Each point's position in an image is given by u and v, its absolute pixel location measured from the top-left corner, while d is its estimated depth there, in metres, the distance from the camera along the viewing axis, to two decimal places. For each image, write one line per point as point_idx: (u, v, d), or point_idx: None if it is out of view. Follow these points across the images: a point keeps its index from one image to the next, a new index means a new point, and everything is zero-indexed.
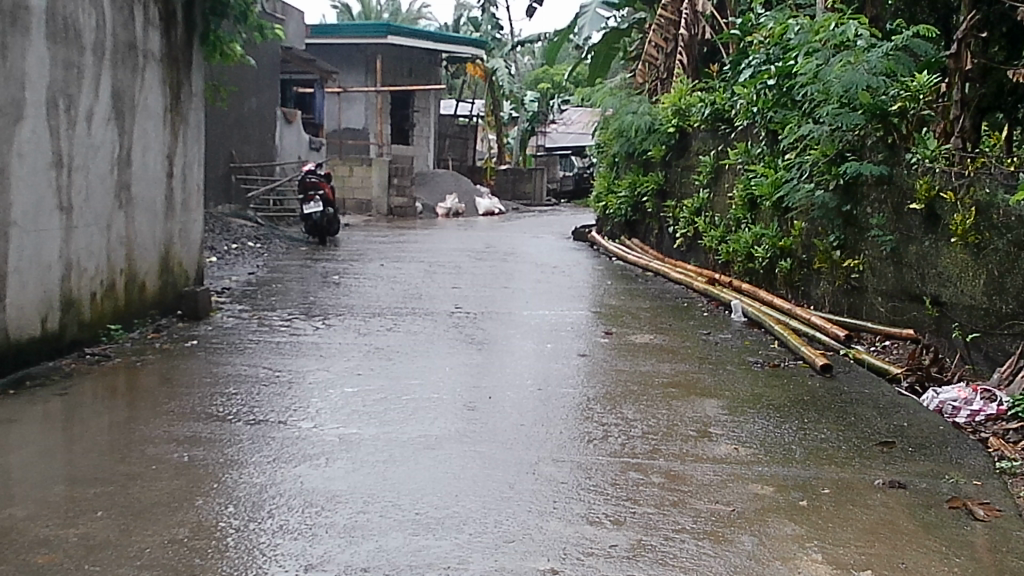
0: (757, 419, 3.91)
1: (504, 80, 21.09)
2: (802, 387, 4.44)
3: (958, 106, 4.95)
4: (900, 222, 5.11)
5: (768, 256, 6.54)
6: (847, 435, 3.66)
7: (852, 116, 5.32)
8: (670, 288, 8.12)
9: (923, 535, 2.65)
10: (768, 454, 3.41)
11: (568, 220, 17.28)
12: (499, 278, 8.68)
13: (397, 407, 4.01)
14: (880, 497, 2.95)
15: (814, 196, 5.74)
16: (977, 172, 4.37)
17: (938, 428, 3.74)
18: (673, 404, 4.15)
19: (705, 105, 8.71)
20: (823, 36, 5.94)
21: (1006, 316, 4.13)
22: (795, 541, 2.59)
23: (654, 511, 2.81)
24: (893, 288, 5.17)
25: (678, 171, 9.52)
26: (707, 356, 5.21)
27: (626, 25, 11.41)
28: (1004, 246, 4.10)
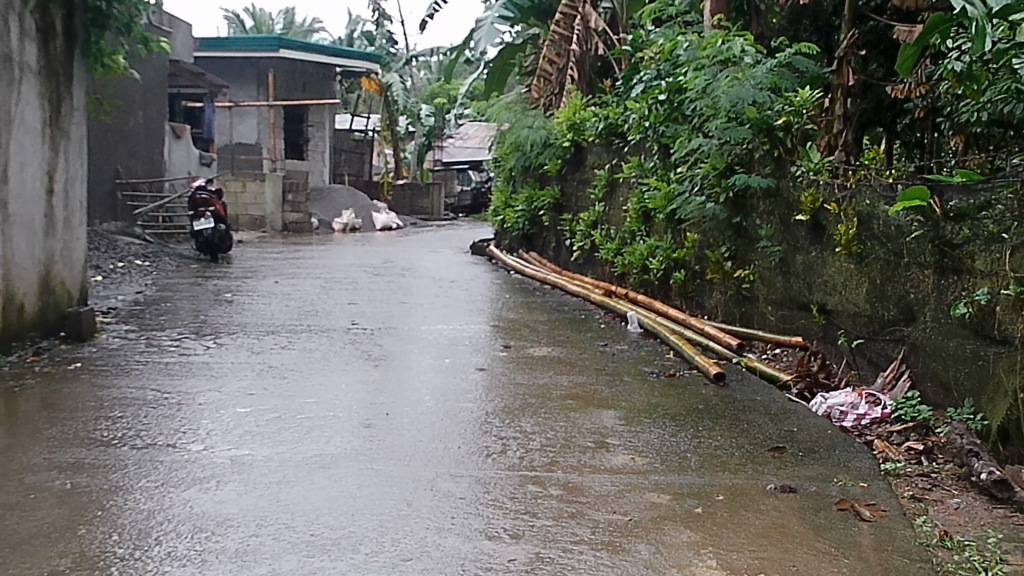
0: (654, 428, 3.93)
1: (400, 94, 20.98)
2: (697, 396, 4.49)
3: (840, 120, 5.10)
4: (788, 232, 5.23)
5: (662, 267, 6.61)
6: (740, 442, 3.71)
7: (739, 130, 5.43)
8: (568, 300, 8.15)
9: (813, 537, 2.69)
10: (663, 463, 3.43)
11: (466, 234, 17.24)
12: (397, 294, 8.60)
13: (292, 427, 3.90)
14: (773, 502, 2.99)
15: (705, 208, 5.79)
16: (858, 185, 4.48)
17: (825, 432, 3.82)
18: (571, 416, 4.14)
19: (599, 120, 8.81)
20: (711, 52, 6.03)
21: (888, 322, 4.26)
22: (690, 548, 2.60)
23: (552, 524, 2.78)
24: (782, 297, 5.29)
25: (574, 184, 9.60)
26: (603, 367, 5.24)
27: (521, 40, 11.42)
28: (885, 254, 4.23)
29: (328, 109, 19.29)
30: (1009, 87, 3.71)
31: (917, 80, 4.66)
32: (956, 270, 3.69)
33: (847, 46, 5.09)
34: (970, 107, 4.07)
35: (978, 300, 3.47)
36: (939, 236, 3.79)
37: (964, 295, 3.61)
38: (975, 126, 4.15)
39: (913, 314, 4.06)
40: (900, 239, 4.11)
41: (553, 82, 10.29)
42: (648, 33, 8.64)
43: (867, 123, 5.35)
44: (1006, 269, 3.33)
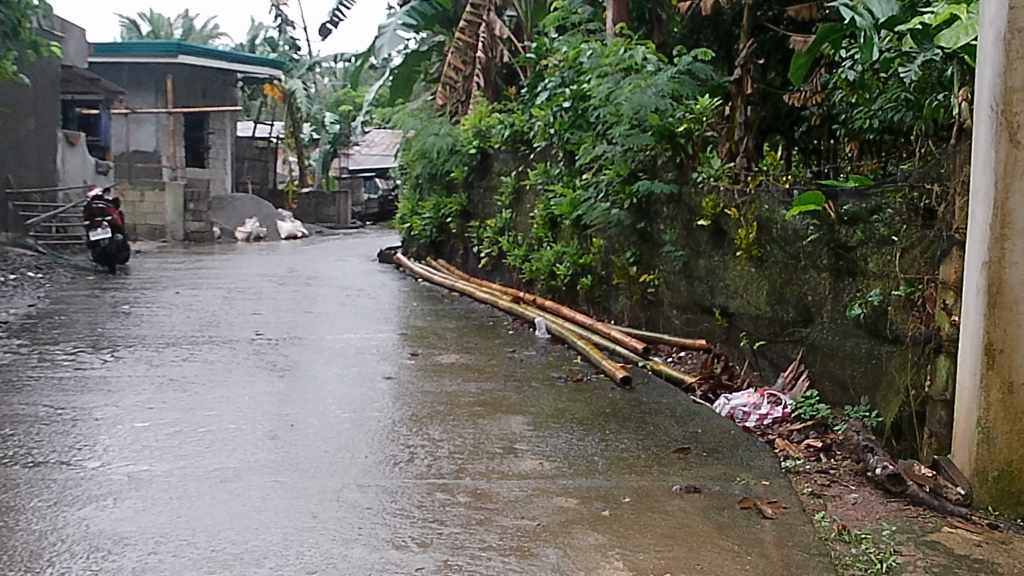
0: (562, 433, 3.95)
1: (303, 101, 20.69)
2: (604, 399, 4.54)
3: (742, 128, 5.13)
4: (690, 237, 5.31)
5: (569, 273, 6.65)
6: (646, 443, 3.75)
7: (642, 136, 5.48)
8: (476, 307, 8.14)
9: (717, 536, 2.69)
10: (571, 467, 3.44)
11: (375, 243, 17.08)
12: (303, 303, 8.48)
13: (193, 441, 3.80)
14: (678, 502, 3.01)
15: (610, 213, 5.90)
16: (757, 190, 4.59)
17: (729, 433, 3.88)
18: (479, 423, 4.13)
19: (504, 127, 8.83)
20: (613, 59, 6.06)
21: (788, 324, 4.37)
22: (598, 550, 2.60)
23: (460, 531, 2.77)
24: (686, 301, 5.37)
25: (480, 191, 9.59)
26: (511, 374, 5.24)
27: (425, 47, 11.28)
28: (784, 257, 4.36)
29: (230, 116, 18.93)
30: (897, 95, 3.80)
31: (813, 88, 4.84)
32: (850, 273, 3.83)
33: (745, 55, 5.18)
34: (862, 115, 4.19)
35: (871, 301, 3.60)
36: (833, 239, 3.91)
37: (858, 296, 3.75)
38: (866, 132, 4.27)
39: (810, 315, 4.18)
40: (798, 244, 4.23)
41: (458, 89, 10.25)
42: (552, 42, 8.70)
43: (768, 129, 5.47)
44: (897, 271, 3.45)
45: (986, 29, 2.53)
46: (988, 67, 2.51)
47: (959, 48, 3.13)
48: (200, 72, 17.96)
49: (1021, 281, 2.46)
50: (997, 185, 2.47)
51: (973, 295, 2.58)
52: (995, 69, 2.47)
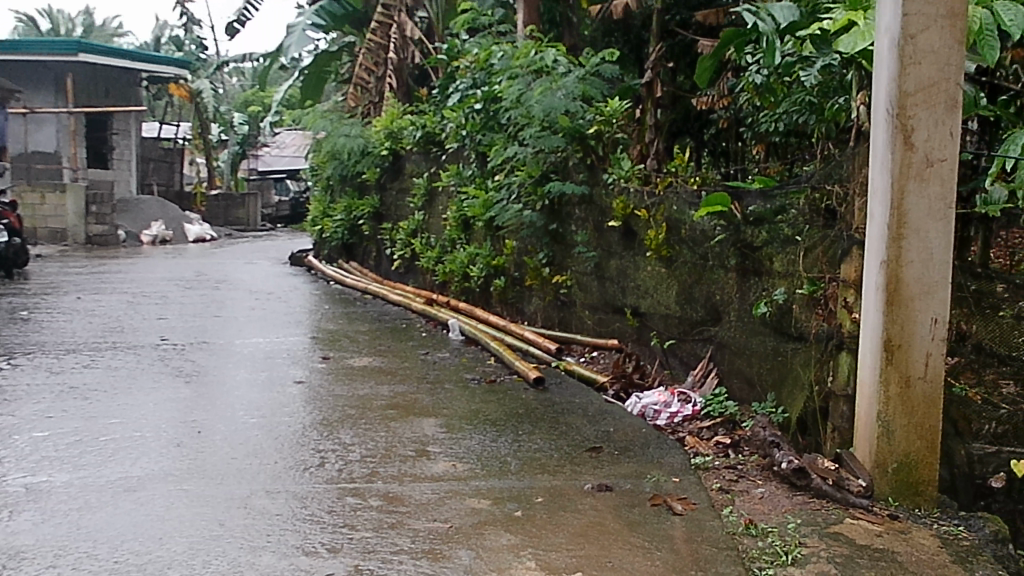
0: (474, 434, 3.94)
1: (211, 101, 20.28)
2: (516, 400, 4.55)
3: (652, 130, 5.34)
4: (602, 238, 5.36)
5: (482, 275, 6.64)
6: (558, 443, 3.77)
7: (553, 139, 5.49)
8: (389, 309, 8.08)
9: (627, 533, 2.71)
10: (483, 468, 3.44)
11: (285, 245, 16.81)
12: (211, 307, 8.30)
13: (95, 450, 3.69)
14: (590, 501, 3.03)
15: (523, 215, 5.90)
16: (666, 191, 4.66)
17: (640, 431, 3.93)
18: (391, 426, 4.10)
19: (416, 129, 8.78)
20: (524, 61, 5.98)
21: (697, 323, 4.46)
22: (510, 551, 2.59)
23: (371, 535, 2.74)
24: (598, 302, 5.42)
25: (393, 193, 9.50)
26: (424, 376, 5.21)
27: (336, 47, 11.04)
28: (692, 258, 4.45)
29: (135, 116, 18.44)
30: (801, 99, 3.92)
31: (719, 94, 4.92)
32: (756, 272, 3.92)
33: (654, 60, 5.25)
34: (766, 119, 4.31)
35: (777, 300, 3.69)
36: (739, 239, 4.00)
37: (764, 295, 3.83)
38: (773, 134, 4.39)
39: (718, 315, 4.27)
40: (707, 245, 4.31)
41: (369, 91, 10.12)
42: (463, 43, 8.64)
43: (676, 133, 5.65)
44: (800, 270, 3.55)
45: (879, 36, 2.59)
46: (882, 71, 2.56)
47: (857, 53, 3.16)
48: (103, 71, 17.44)
49: (917, 279, 2.55)
50: (893, 187, 2.53)
51: (871, 292, 2.64)
52: (890, 73, 2.52)
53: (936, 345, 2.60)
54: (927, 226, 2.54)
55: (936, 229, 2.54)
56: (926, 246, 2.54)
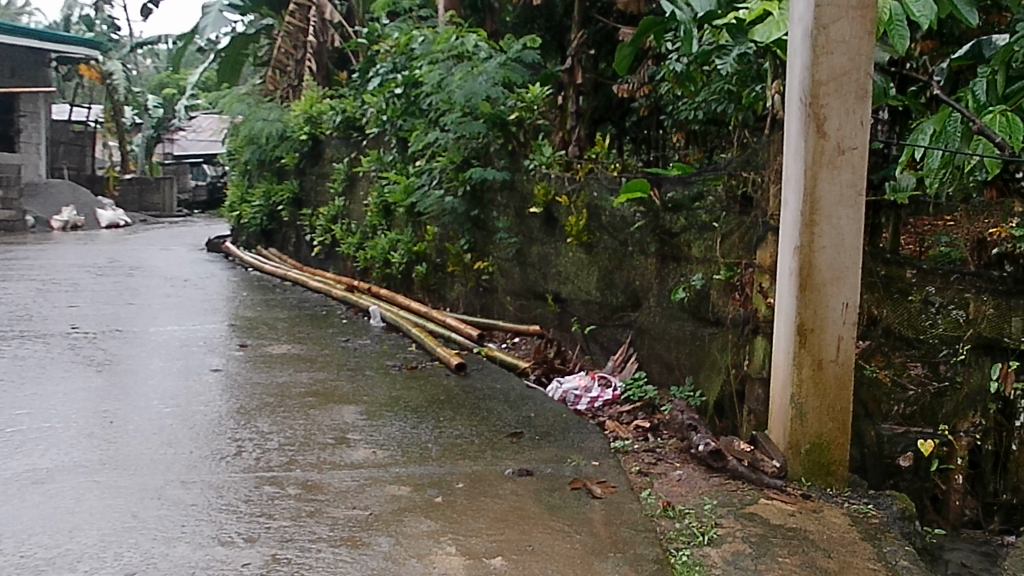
0: (395, 421, 3.91)
1: (124, 83, 19.69)
2: (438, 387, 4.51)
3: (574, 117, 5.29)
4: (523, 224, 5.35)
5: (404, 261, 6.57)
6: (480, 429, 3.76)
7: (474, 125, 5.43)
8: (309, 296, 7.96)
9: (548, 517, 2.71)
10: (404, 455, 3.41)
11: (203, 231, 16.40)
12: (125, 294, 8.09)
13: (1, 441, 3.56)
14: (511, 486, 3.02)
15: (444, 202, 5.84)
16: (586, 177, 4.68)
17: (561, 416, 3.93)
18: (311, 414, 4.03)
19: (336, 113, 8.62)
20: (445, 46, 5.83)
21: (617, 308, 4.49)
22: (430, 537, 2.57)
23: (289, 524, 2.69)
24: (520, 287, 5.41)
25: (313, 179, 9.31)
26: (345, 363, 5.14)
27: (253, 30, 10.59)
28: (612, 244, 4.49)
29: (44, 97, 17.83)
30: (721, 88, 3.94)
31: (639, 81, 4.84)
32: (675, 258, 3.96)
33: (576, 47, 5.31)
34: (687, 107, 4.31)
35: (695, 286, 3.74)
36: (658, 226, 4.05)
37: (682, 281, 3.88)
38: (692, 123, 4.40)
39: (638, 300, 4.30)
40: (627, 231, 4.34)
41: (288, 74, 9.93)
42: (383, 27, 8.51)
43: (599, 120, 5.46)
44: (716, 256, 3.59)
45: (793, 24, 2.62)
46: (796, 60, 2.59)
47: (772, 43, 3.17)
48: (9, 51, 16.82)
49: (830, 264, 2.59)
50: (806, 173, 2.57)
51: (785, 277, 2.68)
52: (804, 62, 2.56)
53: (848, 329, 2.65)
54: (839, 212, 2.58)
55: (847, 215, 2.59)
56: (838, 231, 2.59)
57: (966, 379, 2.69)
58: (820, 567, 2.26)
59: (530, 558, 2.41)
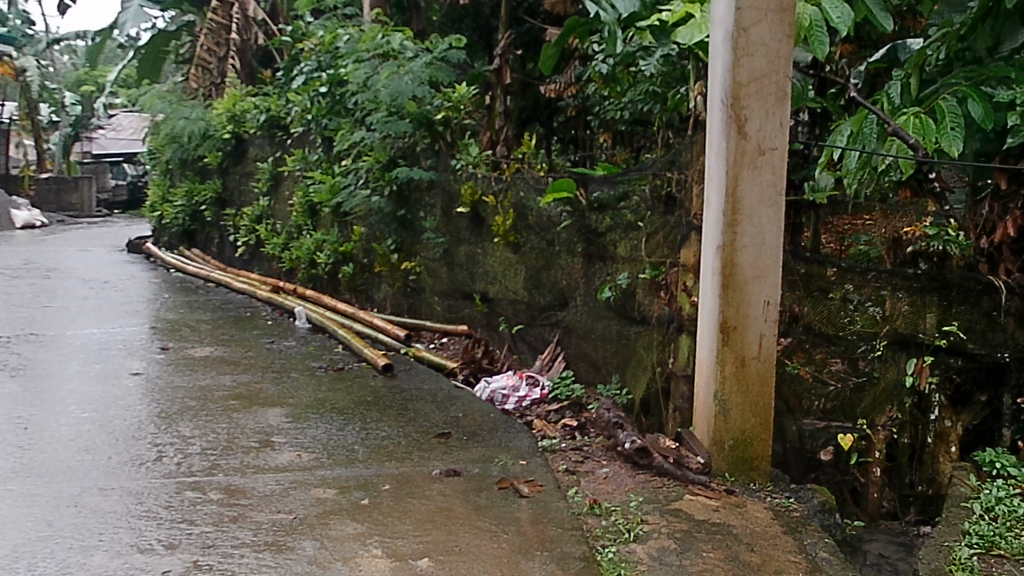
0: (321, 423, 3.85)
1: (39, 80, 19.08)
2: (365, 388, 4.46)
3: (501, 117, 5.23)
4: (450, 224, 5.32)
5: (330, 261, 6.49)
6: (407, 430, 3.72)
7: (400, 124, 5.38)
8: (233, 297, 7.81)
9: (475, 517, 2.69)
10: (330, 458, 3.36)
11: (123, 232, 15.96)
12: (41, 297, 7.85)
13: None
14: (438, 487, 2.99)
15: (371, 201, 5.74)
16: (512, 177, 4.70)
17: (489, 415, 3.90)
18: (234, 417, 3.95)
19: (259, 112, 8.46)
20: (369, 44, 5.67)
21: (544, 308, 4.51)
22: (356, 540, 2.53)
23: (211, 530, 2.62)
24: (447, 287, 5.38)
25: (237, 179, 9.14)
26: (269, 365, 5.06)
27: (174, 27, 10.34)
28: (538, 244, 4.50)
29: None
30: (647, 89, 3.91)
31: (565, 81, 4.80)
32: (601, 257, 3.99)
33: (503, 48, 5.20)
34: (613, 107, 4.34)
35: (621, 284, 3.76)
36: (584, 225, 4.07)
37: (608, 279, 3.91)
38: (618, 123, 4.42)
39: (565, 299, 4.33)
40: (553, 231, 4.35)
41: (210, 72, 9.69)
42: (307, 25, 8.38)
43: (527, 119, 5.38)
44: (642, 255, 3.63)
45: (715, 28, 2.64)
46: (717, 63, 2.62)
47: (693, 45, 3.25)
48: None
49: (751, 263, 2.62)
50: (728, 173, 2.60)
51: (708, 275, 2.71)
52: (726, 64, 2.58)
53: (769, 327, 2.69)
54: (759, 212, 2.62)
55: (768, 215, 2.62)
56: (759, 231, 2.62)
57: (883, 374, 2.75)
58: (743, 561, 2.29)
59: (455, 558, 2.39)
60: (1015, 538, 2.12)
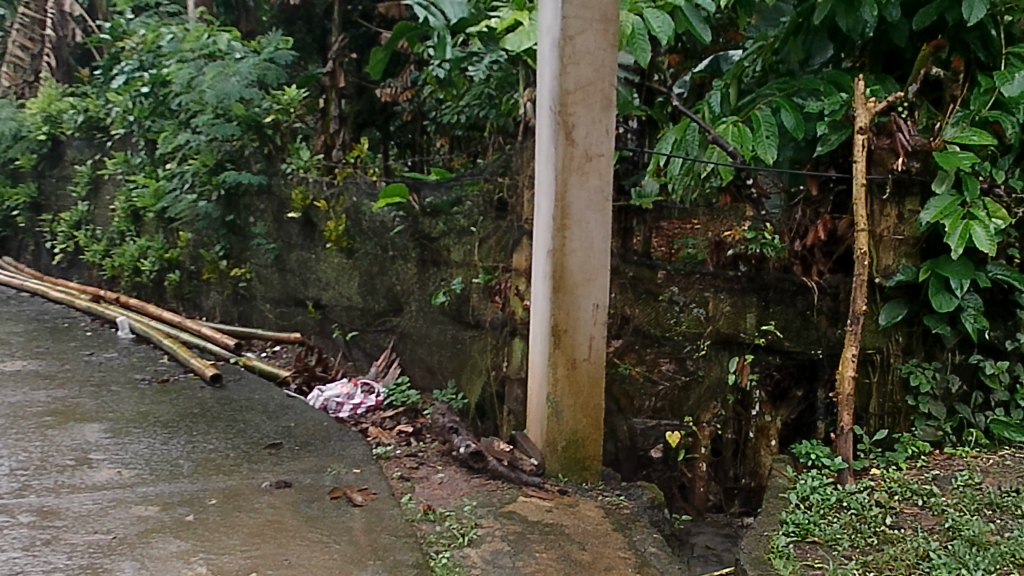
0: (144, 437, 3.58)
1: None
2: (192, 399, 4.17)
3: (336, 121, 5.06)
4: (280, 229, 5.11)
5: (154, 268, 6.04)
6: (236, 442, 3.50)
7: (226, 126, 5.09)
8: (50, 308, 7.24)
9: (306, 529, 2.55)
10: (152, 473, 3.12)
11: None
12: None
13: None
14: (267, 499, 2.82)
15: (197, 206, 5.35)
16: (345, 182, 4.61)
17: (322, 424, 3.71)
18: (48, 434, 3.65)
19: (76, 113, 7.74)
20: (194, 44, 5.35)
21: (378, 313, 4.45)
22: (179, 558, 2.36)
23: (20, 555, 2.37)
24: (279, 295, 5.20)
25: (52, 183, 8.48)
26: (88, 378, 4.66)
27: None
28: (371, 249, 4.43)
29: None
30: (481, 91, 3.93)
31: (400, 85, 4.74)
32: (435, 262, 3.98)
33: (337, 49, 4.98)
34: (449, 110, 4.27)
35: (455, 289, 3.77)
36: (417, 230, 4.06)
37: (442, 284, 3.90)
38: (455, 128, 4.36)
39: (399, 305, 4.28)
40: (383, 236, 4.33)
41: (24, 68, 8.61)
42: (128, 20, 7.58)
43: (363, 124, 5.16)
44: (475, 260, 3.64)
45: (543, 35, 2.65)
46: (545, 70, 2.63)
47: (522, 52, 3.26)
48: None
49: (580, 267, 2.65)
50: (557, 179, 2.61)
51: (539, 279, 2.71)
52: (553, 72, 2.59)
53: (598, 329, 2.72)
54: (588, 217, 2.64)
55: (596, 220, 2.65)
56: (587, 236, 2.65)
57: (707, 373, 2.87)
58: (575, 560, 2.31)
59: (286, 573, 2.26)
60: (828, 525, 2.23)
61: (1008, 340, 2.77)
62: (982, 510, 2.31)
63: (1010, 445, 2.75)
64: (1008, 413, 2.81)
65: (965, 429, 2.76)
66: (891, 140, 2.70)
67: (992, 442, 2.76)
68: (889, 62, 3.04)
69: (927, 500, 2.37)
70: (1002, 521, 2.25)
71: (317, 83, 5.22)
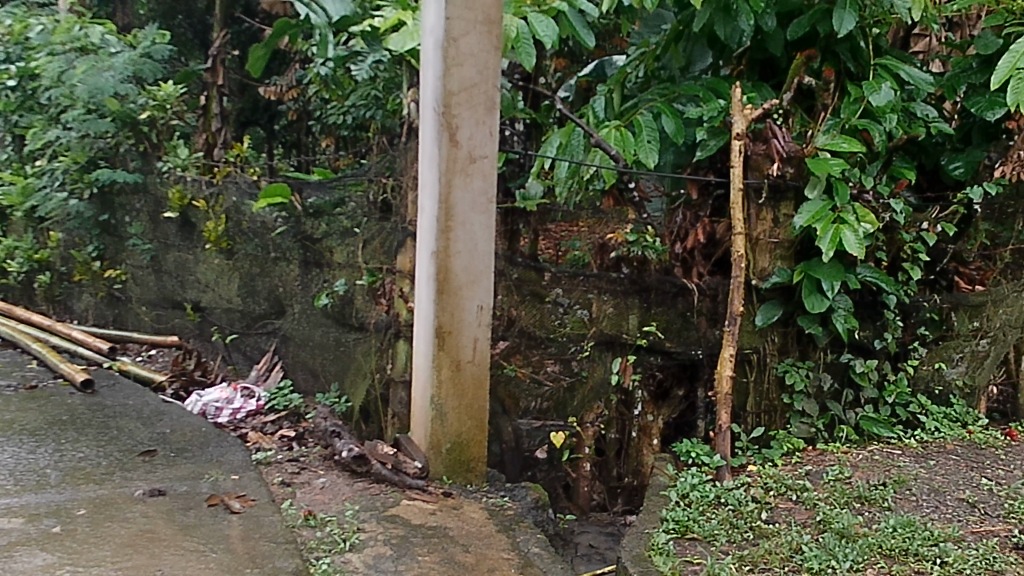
0: (8, 446, 3.39)
1: None
2: (61, 406, 3.96)
3: (218, 120, 4.97)
4: (156, 229, 4.92)
5: (21, 270, 5.52)
6: (108, 450, 3.34)
7: (99, 122, 4.76)
8: None
9: (182, 538, 2.46)
10: (15, 484, 2.96)
11: None
12: None
13: None
14: (140, 508, 2.70)
15: (67, 205, 5.05)
16: (224, 181, 4.48)
17: (199, 430, 3.58)
18: None
19: None
20: (63, 36, 4.90)
21: (259, 316, 4.34)
22: (43, 571, 2.22)
23: None
24: (155, 297, 5.00)
25: None
26: None
27: None
28: (253, 250, 4.32)
29: None
30: (368, 93, 3.84)
31: (287, 83, 4.73)
32: (318, 264, 3.91)
33: (218, 46, 4.91)
34: (335, 110, 4.21)
35: (338, 291, 3.71)
36: (299, 230, 3.99)
37: (325, 286, 3.83)
38: (340, 128, 4.29)
39: (281, 308, 4.19)
40: (265, 236, 4.24)
41: None
42: None
43: (246, 122, 5.15)
44: (358, 261, 3.58)
45: (426, 35, 2.61)
46: (428, 70, 2.59)
47: (406, 52, 3.20)
48: None
49: (464, 269, 2.63)
50: (440, 181, 2.58)
51: (423, 281, 2.68)
52: (436, 72, 2.55)
53: (482, 331, 2.71)
54: (472, 219, 2.63)
55: (479, 221, 2.64)
56: (471, 238, 2.63)
57: (590, 374, 2.88)
58: (459, 562, 2.29)
59: None
60: (706, 522, 2.26)
61: (876, 340, 2.88)
62: (851, 503, 2.38)
63: (878, 440, 2.85)
64: (876, 409, 2.91)
65: (837, 426, 2.84)
66: (768, 146, 2.75)
67: (861, 438, 2.86)
68: (764, 71, 3.11)
69: (801, 495, 2.42)
70: (870, 513, 2.32)
71: (198, 79, 5.08)
